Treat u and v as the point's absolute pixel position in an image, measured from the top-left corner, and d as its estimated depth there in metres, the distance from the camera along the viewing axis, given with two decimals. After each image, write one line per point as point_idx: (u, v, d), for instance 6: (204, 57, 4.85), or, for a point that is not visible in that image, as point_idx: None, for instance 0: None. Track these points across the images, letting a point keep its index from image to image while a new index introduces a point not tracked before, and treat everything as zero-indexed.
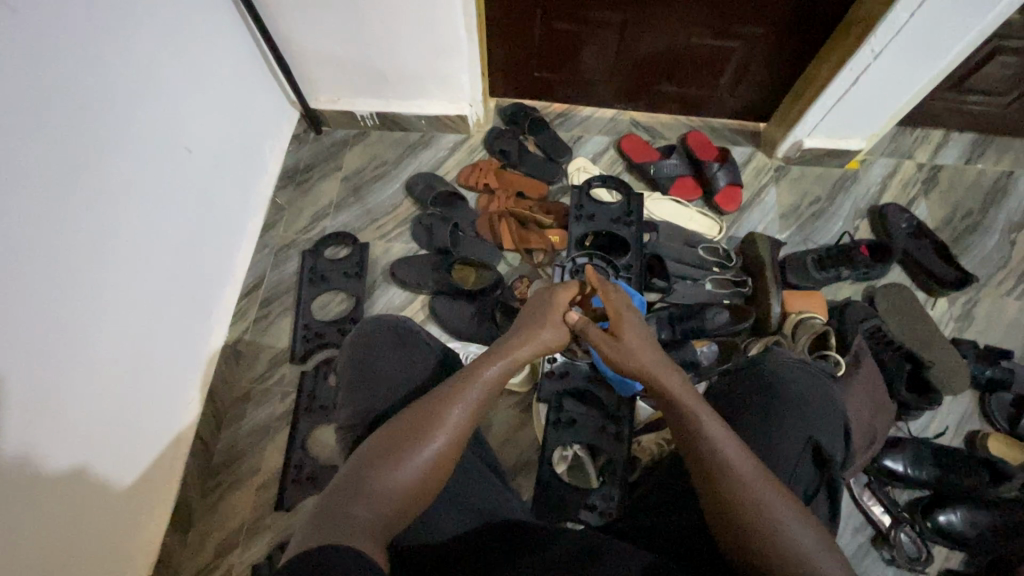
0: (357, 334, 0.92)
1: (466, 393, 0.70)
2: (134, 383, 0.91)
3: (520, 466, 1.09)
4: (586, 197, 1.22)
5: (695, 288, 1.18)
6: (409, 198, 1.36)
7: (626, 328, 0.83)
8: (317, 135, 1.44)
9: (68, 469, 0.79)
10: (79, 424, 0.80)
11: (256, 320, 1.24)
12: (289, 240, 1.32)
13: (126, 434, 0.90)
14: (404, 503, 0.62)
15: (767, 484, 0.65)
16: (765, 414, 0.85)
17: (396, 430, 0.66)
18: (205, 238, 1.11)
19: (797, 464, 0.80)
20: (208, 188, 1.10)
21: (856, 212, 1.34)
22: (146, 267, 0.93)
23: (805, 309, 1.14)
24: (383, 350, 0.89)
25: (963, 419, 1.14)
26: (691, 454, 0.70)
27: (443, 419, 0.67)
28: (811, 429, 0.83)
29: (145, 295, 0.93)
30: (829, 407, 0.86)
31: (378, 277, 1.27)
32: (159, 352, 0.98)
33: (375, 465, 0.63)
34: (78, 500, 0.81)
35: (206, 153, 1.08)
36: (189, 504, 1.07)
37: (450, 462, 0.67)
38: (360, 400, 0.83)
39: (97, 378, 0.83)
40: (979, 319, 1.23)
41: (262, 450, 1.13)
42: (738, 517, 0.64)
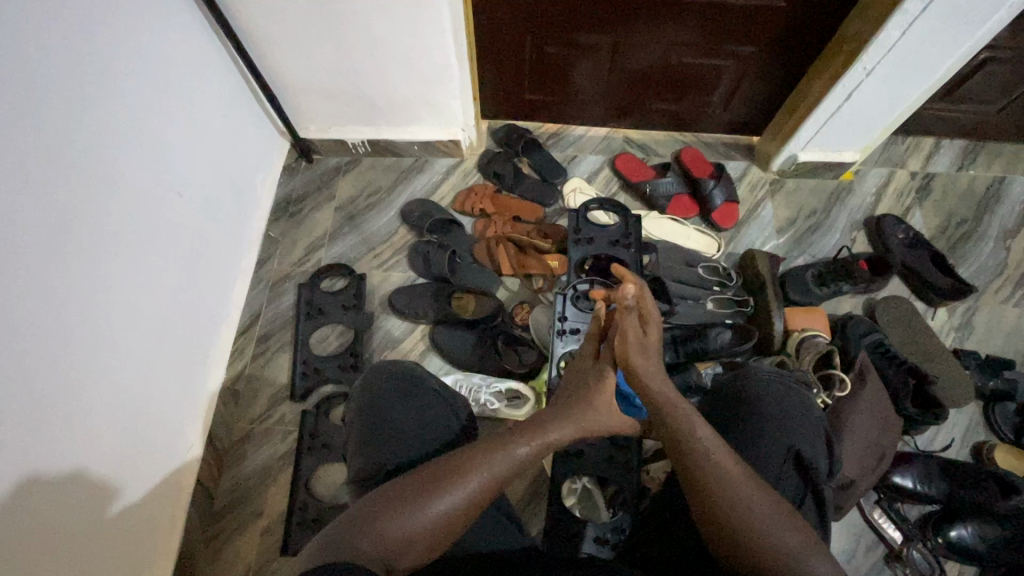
0: (368, 380, 0.85)
1: (493, 456, 0.63)
2: (130, 438, 0.88)
3: (530, 499, 1.05)
4: (583, 219, 1.19)
5: (698, 308, 1.16)
6: (313, 227, 1.31)
7: (654, 328, 0.81)
8: (309, 164, 1.39)
9: (64, 533, 0.76)
10: (75, 486, 0.78)
11: (254, 357, 1.17)
12: (285, 272, 1.26)
13: (122, 492, 0.87)
14: (411, 546, 0.56)
15: (755, 493, 0.60)
16: (742, 425, 0.79)
17: (425, 475, 0.61)
18: (198, 280, 1.07)
19: (778, 477, 0.74)
20: (199, 229, 1.07)
21: (852, 224, 1.32)
22: (137, 317, 0.90)
23: (812, 328, 1.13)
24: (395, 400, 0.81)
25: (969, 429, 1.12)
26: (674, 460, 0.66)
27: (465, 474, 0.61)
28: (789, 436, 0.77)
29: (136, 344, 0.90)
30: (810, 413, 0.81)
31: (377, 307, 1.22)
32: (157, 405, 0.95)
33: (389, 504, 0.58)
34: (74, 564, 0.78)
35: (197, 193, 1.06)
36: (192, 554, 1.00)
37: (465, 520, 0.60)
38: (369, 456, 0.75)
39: (98, 437, 0.82)
40: (979, 327, 1.20)
41: (265, 491, 1.06)
42: (720, 522, 0.59)
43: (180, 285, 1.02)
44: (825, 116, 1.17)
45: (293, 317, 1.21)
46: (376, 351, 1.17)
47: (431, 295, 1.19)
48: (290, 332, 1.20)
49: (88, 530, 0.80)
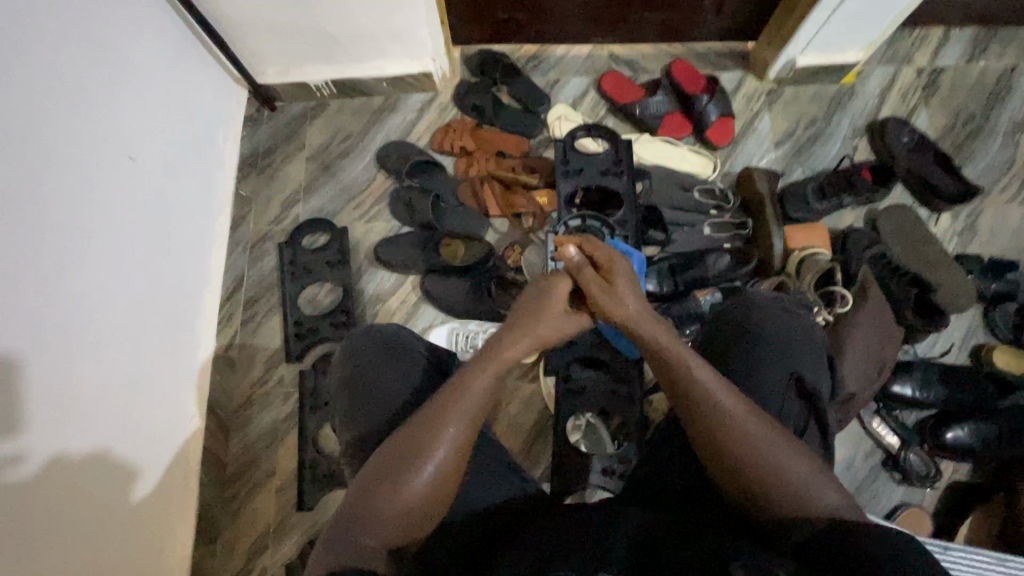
0: (348, 349, 0.82)
1: (468, 404, 0.60)
2: (129, 419, 0.87)
3: (536, 439, 1.06)
4: (571, 150, 1.12)
5: (694, 234, 1.13)
6: (285, 183, 1.23)
7: (620, 275, 0.72)
8: (272, 112, 1.29)
9: (76, 517, 0.76)
10: (77, 471, 0.77)
11: (243, 323, 1.14)
12: (263, 233, 1.20)
13: (128, 469, 0.86)
14: (413, 520, 0.57)
15: (765, 430, 0.59)
16: (742, 360, 0.76)
17: (399, 448, 0.58)
18: (171, 251, 1.01)
19: (780, 404, 0.71)
20: (165, 197, 1.00)
21: (853, 131, 1.25)
22: (109, 299, 0.85)
23: (812, 245, 1.10)
24: (378, 365, 0.78)
25: (968, 333, 1.11)
26: (675, 402, 0.64)
27: (440, 428, 0.59)
28: (791, 364, 0.74)
29: (113, 326, 0.85)
30: (811, 337, 0.77)
31: (363, 261, 1.17)
32: (148, 384, 0.92)
33: (376, 486, 0.57)
34: (95, 542, 0.79)
35: (156, 159, 0.97)
36: (212, 518, 1.02)
37: (457, 470, 0.59)
38: (361, 419, 0.74)
39: (92, 423, 0.79)
40: (983, 231, 1.17)
41: (274, 453, 1.06)
42: (729, 460, 0.58)
43: (152, 258, 0.95)
44: (827, 12, 1.07)
45: (277, 279, 1.17)
46: (367, 305, 1.14)
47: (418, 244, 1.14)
48: (277, 295, 1.16)
49: (101, 511, 0.80)
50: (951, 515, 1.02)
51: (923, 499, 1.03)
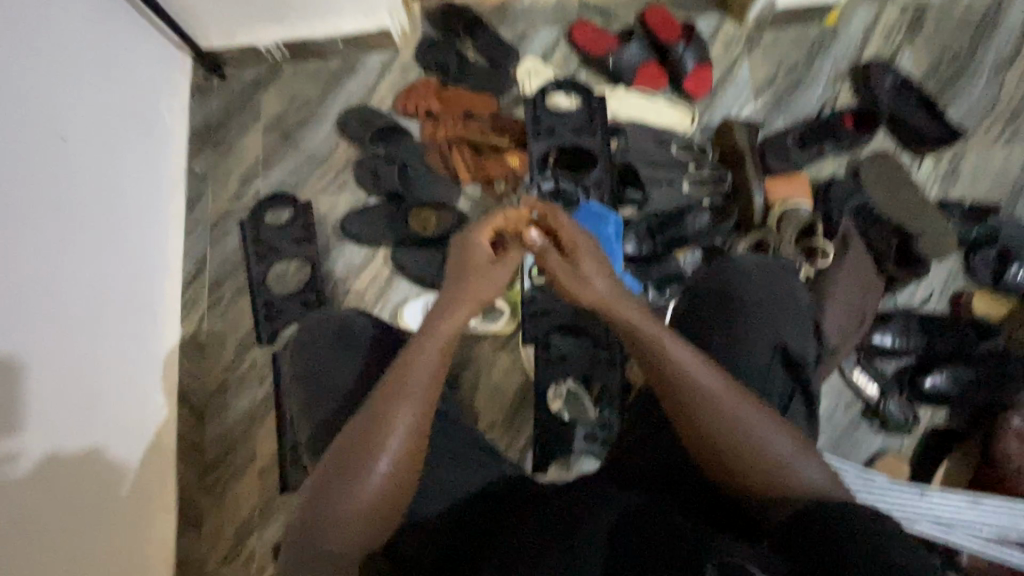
0: (298, 343, 0.81)
1: (417, 379, 0.60)
2: (90, 417, 0.84)
3: (518, 409, 1.04)
4: (541, 107, 1.06)
5: (672, 191, 1.09)
6: (243, 157, 1.17)
7: (585, 256, 0.69)
8: (222, 81, 1.20)
9: (38, 518, 0.74)
10: (34, 473, 0.73)
11: (209, 307, 1.09)
12: (223, 211, 1.14)
13: (93, 466, 0.83)
14: (375, 515, 0.57)
15: (746, 405, 0.58)
16: (725, 330, 0.74)
17: (346, 447, 0.58)
18: (120, 236, 0.95)
19: (766, 374, 0.70)
20: (108, 178, 0.93)
21: (836, 76, 1.20)
22: (52, 293, 0.79)
23: (793, 198, 1.07)
24: (332, 354, 0.78)
25: (948, 279, 1.10)
26: (653, 380, 0.62)
27: (395, 409, 0.59)
28: (774, 331, 0.72)
29: (58, 320, 0.80)
30: (795, 302, 0.76)
31: (330, 235, 1.12)
32: (108, 377, 0.88)
33: (331, 487, 0.57)
34: (61, 540, 0.77)
35: (93, 136, 0.90)
36: (193, 504, 1.01)
37: (420, 449, 0.60)
38: (322, 409, 0.74)
39: (43, 423, 0.76)
40: (965, 175, 1.15)
41: (252, 438, 1.04)
42: (709, 439, 0.58)
43: (99, 245, 0.89)
44: None
45: (242, 258, 1.12)
46: (338, 282, 1.11)
47: (389, 216, 1.09)
48: (243, 276, 1.11)
49: (64, 511, 0.78)
50: (927, 459, 1.04)
51: (901, 445, 1.05)
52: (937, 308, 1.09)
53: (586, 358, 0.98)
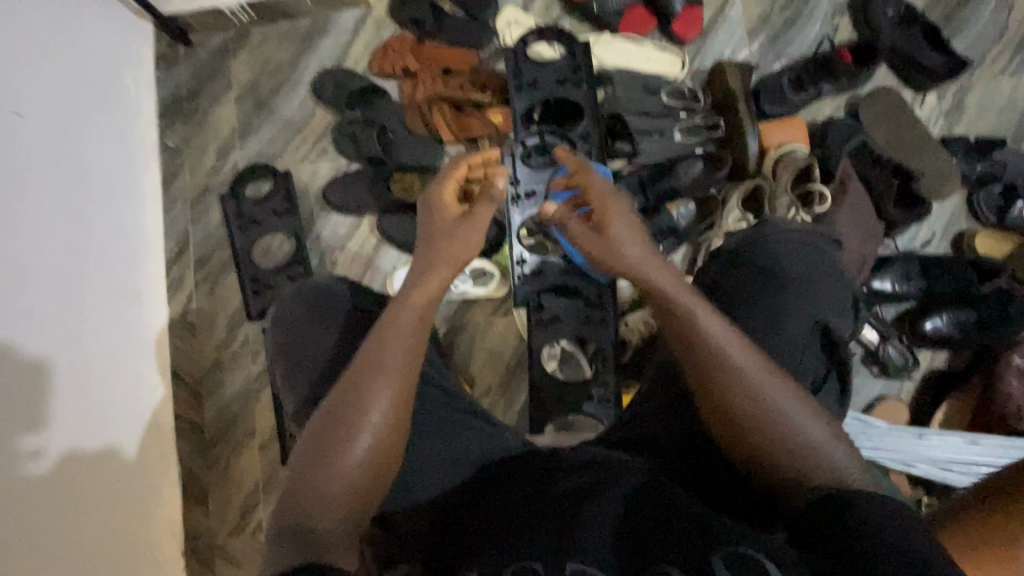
0: (276, 316, 0.81)
1: (394, 349, 0.62)
2: (78, 404, 0.83)
3: (515, 372, 1.04)
4: (523, 58, 1.01)
5: (663, 142, 1.05)
6: (217, 129, 1.12)
7: (615, 220, 0.71)
8: (189, 49, 1.15)
9: (37, 505, 0.74)
10: (26, 463, 0.73)
11: (196, 285, 1.08)
12: (202, 186, 1.11)
13: (86, 450, 0.83)
14: (356, 487, 0.58)
15: (778, 386, 0.57)
16: (763, 302, 0.72)
17: (326, 421, 0.59)
18: (92, 218, 0.92)
19: (799, 349, 0.69)
20: (74, 157, 0.89)
21: (834, 9, 1.13)
22: (23, 281, 0.77)
23: (788, 142, 1.03)
24: (311, 322, 0.79)
25: (951, 220, 1.07)
26: (684, 354, 0.61)
27: (373, 380, 0.60)
28: (813, 309, 0.71)
29: (33, 309, 0.78)
30: (839, 282, 0.74)
31: (314, 206, 1.10)
32: (92, 362, 0.87)
33: (314, 461, 0.58)
34: (62, 524, 0.78)
35: (53, 114, 0.86)
36: (198, 480, 1.02)
37: (405, 422, 0.61)
38: (309, 374, 0.76)
39: (27, 413, 0.75)
40: (970, 109, 1.10)
41: (250, 412, 1.04)
42: (739, 416, 0.57)
43: (70, 228, 0.86)
44: None
45: (225, 234, 1.09)
46: (325, 253, 1.08)
47: (371, 183, 1.06)
48: (227, 252, 1.09)
49: (63, 496, 0.78)
50: (926, 403, 1.03)
51: (901, 390, 1.03)
52: (939, 250, 1.06)
53: (578, 317, 0.96)
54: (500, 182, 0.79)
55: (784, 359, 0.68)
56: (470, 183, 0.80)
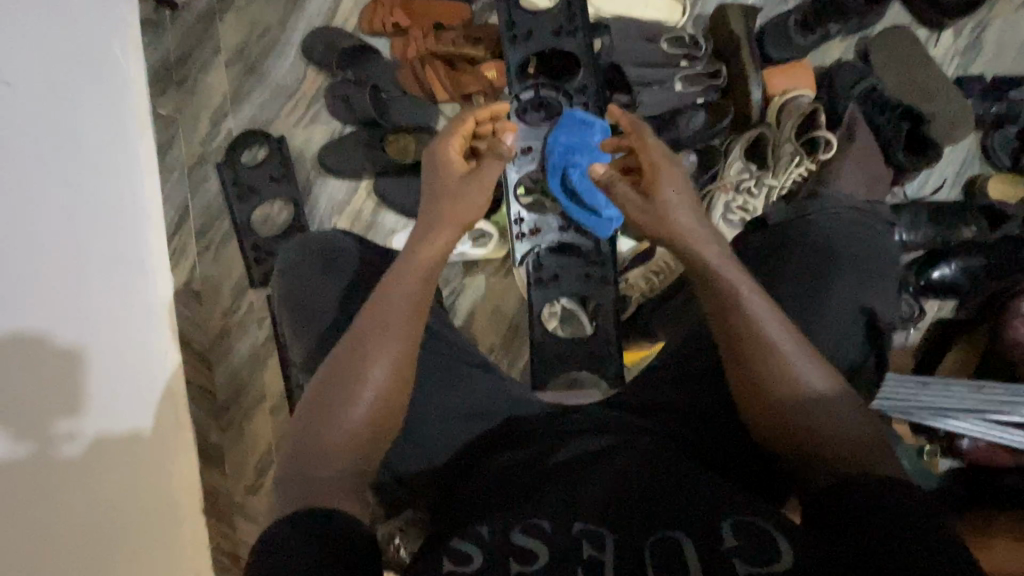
0: (283, 267, 0.82)
1: (397, 315, 0.62)
2: (107, 380, 0.84)
3: (516, 331, 1.05)
4: (516, 8, 0.96)
5: (663, 93, 1.01)
6: (210, 97, 1.11)
7: (664, 184, 0.68)
8: (175, 13, 1.12)
9: (84, 481, 0.76)
10: (68, 441, 0.74)
11: (200, 254, 1.09)
12: (199, 155, 1.10)
13: (120, 425, 0.85)
14: (356, 442, 0.59)
15: (826, 384, 0.57)
16: (813, 289, 0.71)
17: (325, 380, 0.61)
18: (98, 193, 0.90)
19: (847, 336, 0.69)
20: (71, 131, 0.86)
21: None
22: (50, 262, 0.76)
23: (793, 88, 0.99)
24: (314, 276, 0.80)
25: (964, 165, 1.04)
26: (727, 342, 0.61)
27: (375, 341, 0.61)
28: (864, 298, 0.70)
29: (61, 290, 0.77)
30: (887, 259, 0.73)
31: (311, 172, 1.09)
32: (116, 338, 0.87)
33: (316, 417, 0.59)
34: (110, 496, 0.79)
35: (46, 86, 0.82)
36: (214, 442, 1.06)
37: (404, 383, 0.62)
38: (312, 329, 0.77)
39: (64, 395, 0.75)
40: (988, 47, 1.04)
41: (260, 376, 1.07)
42: (780, 406, 0.58)
43: (81, 206, 0.85)
44: None
45: (224, 203, 1.09)
46: (323, 219, 1.08)
47: (369, 145, 1.05)
48: (228, 220, 1.09)
49: (107, 470, 0.80)
50: (931, 351, 1.02)
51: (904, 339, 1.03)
52: (950, 196, 1.03)
53: (579, 274, 0.96)
54: (507, 140, 0.74)
55: (833, 340, 0.69)
56: (476, 139, 0.76)
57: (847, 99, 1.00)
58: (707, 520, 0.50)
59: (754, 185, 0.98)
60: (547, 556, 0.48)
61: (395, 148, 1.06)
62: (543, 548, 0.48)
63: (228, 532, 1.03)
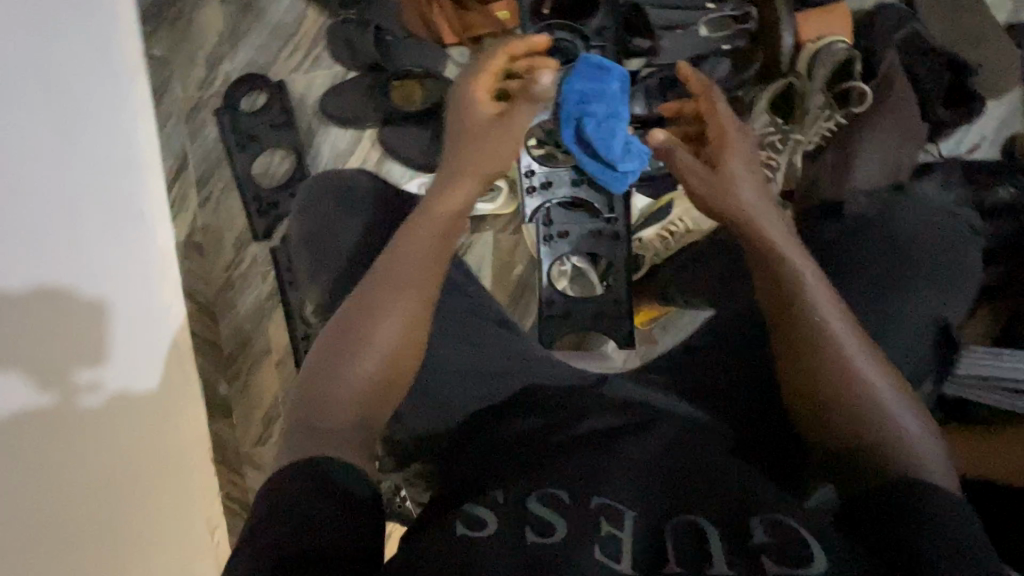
0: (304, 202, 0.82)
1: (410, 270, 0.63)
2: (122, 335, 0.84)
3: (524, 289, 1.02)
4: None
5: (687, 36, 0.92)
6: (205, 37, 1.05)
7: (731, 155, 0.70)
8: None
9: (108, 432, 0.77)
10: (92, 394, 0.75)
11: (200, 205, 1.06)
12: (196, 100, 1.06)
13: (134, 379, 0.85)
14: (369, 395, 0.58)
15: (880, 376, 0.56)
16: (887, 286, 0.71)
17: (341, 325, 0.60)
18: (102, 140, 0.87)
19: (914, 343, 0.69)
20: (77, 74, 0.82)
21: None
22: (65, 215, 0.75)
23: (826, 32, 0.92)
24: (334, 211, 0.79)
25: (1006, 122, 0.96)
26: (779, 324, 0.61)
27: (394, 289, 0.61)
28: (938, 305, 0.70)
29: (75, 244, 0.76)
30: (951, 260, 0.72)
31: (312, 120, 1.04)
32: (125, 292, 0.86)
33: (331, 363, 0.59)
34: (129, 447, 0.81)
35: (53, 25, 0.78)
36: (221, 394, 1.06)
37: (420, 338, 0.62)
38: (319, 283, 0.76)
39: (85, 349, 0.76)
40: None
41: (265, 330, 1.06)
42: (833, 396, 0.56)
43: (89, 155, 0.82)
44: None
45: (223, 151, 1.05)
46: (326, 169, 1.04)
47: (373, 91, 1.00)
48: (229, 170, 1.05)
49: (125, 422, 0.81)
50: None
51: None
52: (990, 155, 0.97)
53: (591, 232, 0.92)
54: (545, 79, 0.73)
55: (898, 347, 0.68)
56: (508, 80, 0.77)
57: (888, 45, 0.91)
58: (739, 511, 0.48)
59: (780, 140, 0.93)
60: (565, 528, 0.46)
61: (401, 93, 1.01)
62: (561, 522, 0.46)
63: (237, 480, 1.05)
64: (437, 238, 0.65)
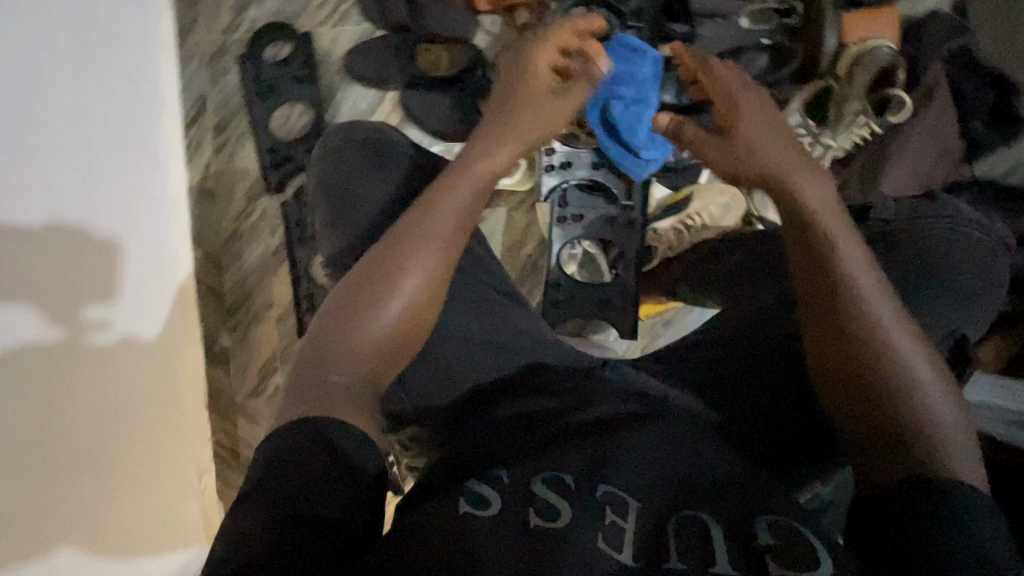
0: (324, 152, 0.82)
1: (440, 226, 0.62)
2: (139, 279, 0.85)
3: (532, 270, 1.00)
4: None
5: (726, 28, 0.91)
6: None
7: (745, 123, 0.70)
8: None
9: (117, 372, 0.79)
10: (105, 334, 0.77)
11: (215, 151, 1.05)
12: (220, 44, 1.04)
13: (148, 321, 0.86)
14: (380, 352, 0.58)
15: (919, 365, 0.54)
16: (909, 300, 0.70)
17: (358, 281, 0.59)
18: (137, 82, 0.87)
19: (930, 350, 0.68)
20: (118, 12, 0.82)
21: None
22: (96, 154, 0.75)
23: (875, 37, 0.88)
24: (351, 165, 0.79)
25: None
26: (819, 304, 0.59)
27: (419, 246, 0.60)
28: (958, 321, 0.70)
29: (103, 183, 0.77)
30: (970, 272, 0.71)
31: (335, 76, 1.03)
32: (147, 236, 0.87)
33: (343, 318, 0.58)
34: (135, 387, 0.82)
35: None
36: (219, 343, 1.07)
37: (437, 298, 0.61)
38: (326, 240, 0.75)
39: (101, 288, 0.77)
40: None
41: (269, 284, 1.06)
42: (871, 379, 0.54)
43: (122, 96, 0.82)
44: None
45: (243, 99, 1.04)
46: None
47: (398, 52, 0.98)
48: (247, 119, 1.04)
49: (134, 363, 0.83)
50: None
51: None
52: None
53: (606, 217, 0.91)
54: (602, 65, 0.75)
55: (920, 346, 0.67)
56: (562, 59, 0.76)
57: (934, 58, 0.88)
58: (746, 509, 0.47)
59: (813, 143, 0.89)
60: (569, 517, 0.46)
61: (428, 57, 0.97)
62: (567, 508, 0.46)
63: (228, 429, 1.06)
64: (470, 204, 0.64)
